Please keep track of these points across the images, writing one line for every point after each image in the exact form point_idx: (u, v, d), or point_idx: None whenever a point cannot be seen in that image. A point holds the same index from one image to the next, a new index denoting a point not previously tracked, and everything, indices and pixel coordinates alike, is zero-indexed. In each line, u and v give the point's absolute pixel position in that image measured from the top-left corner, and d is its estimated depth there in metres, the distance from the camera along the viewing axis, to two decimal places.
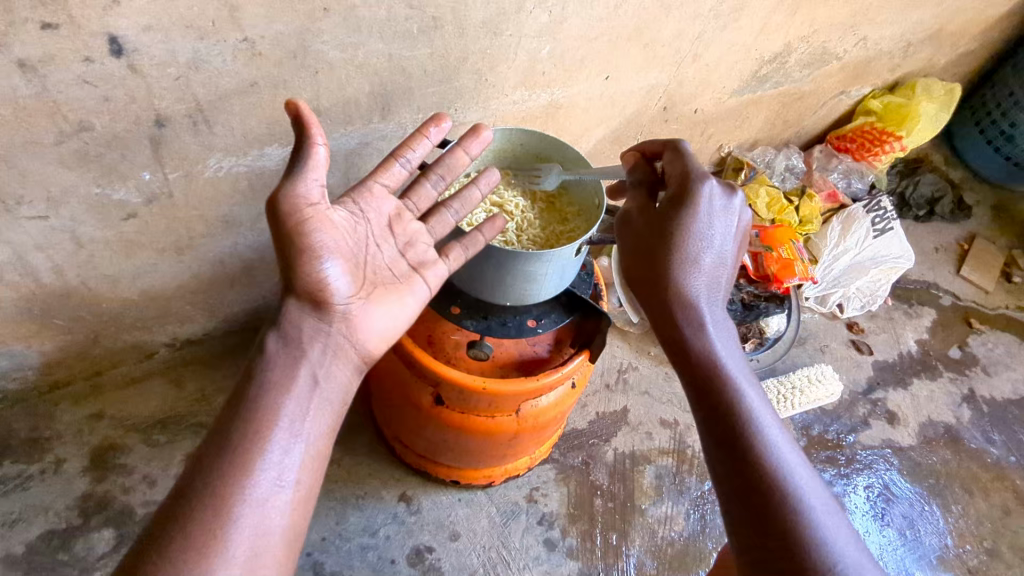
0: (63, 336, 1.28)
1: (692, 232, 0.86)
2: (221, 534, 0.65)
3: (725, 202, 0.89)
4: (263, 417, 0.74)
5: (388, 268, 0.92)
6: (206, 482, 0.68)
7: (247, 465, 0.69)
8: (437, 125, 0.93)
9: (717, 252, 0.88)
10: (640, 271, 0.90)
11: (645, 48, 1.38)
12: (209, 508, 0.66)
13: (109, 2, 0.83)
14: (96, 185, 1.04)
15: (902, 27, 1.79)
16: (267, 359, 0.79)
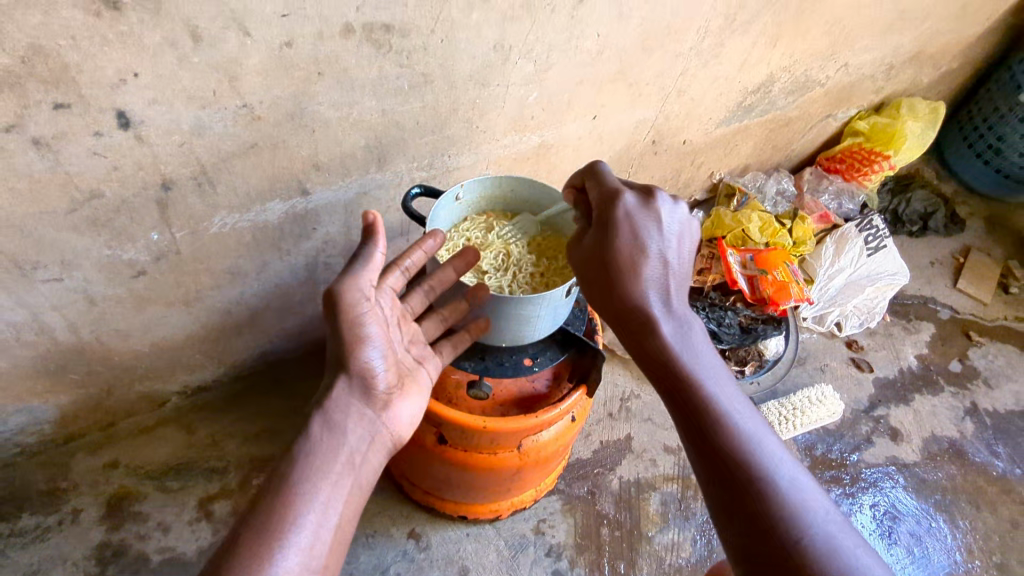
0: (77, 390, 1.33)
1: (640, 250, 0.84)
2: None
3: (652, 210, 0.86)
4: (297, 501, 0.77)
5: (405, 359, 0.98)
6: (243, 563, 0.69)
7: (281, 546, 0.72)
8: (434, 238, 0.97)
9: (661, 261, 0.84)
10: (596, 297, 0.88)
11: (629, 88, 1.44)
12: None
13: (117, 81, 0.88)
14: (106, 247, 1.09)
15: (883, 51, 1.84)
16: (307, 445, 0.82)
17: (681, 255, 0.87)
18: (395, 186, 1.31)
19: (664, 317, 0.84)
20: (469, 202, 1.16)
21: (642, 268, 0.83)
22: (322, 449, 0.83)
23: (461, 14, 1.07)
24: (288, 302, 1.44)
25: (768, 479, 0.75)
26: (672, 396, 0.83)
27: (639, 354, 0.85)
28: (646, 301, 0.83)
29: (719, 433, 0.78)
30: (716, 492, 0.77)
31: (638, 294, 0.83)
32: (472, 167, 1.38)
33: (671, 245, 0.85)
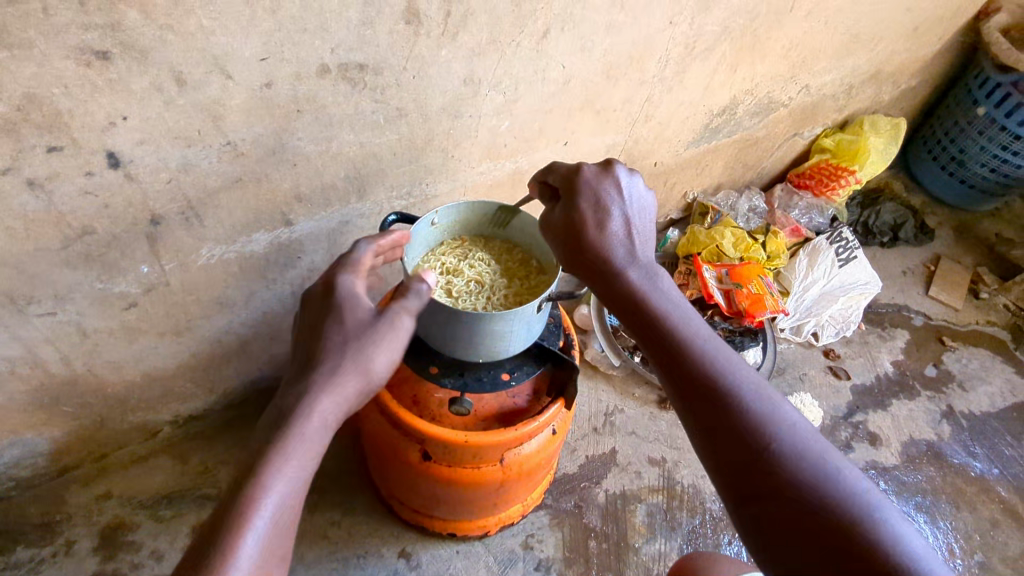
0: (71, 422, 1.36)
1: (614, 227, 0.92)
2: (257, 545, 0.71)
3: (608, 178, 0.95)
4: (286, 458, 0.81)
5: None
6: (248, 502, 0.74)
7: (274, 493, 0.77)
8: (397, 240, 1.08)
9: (626, 220, 0.93)
10: (571, 256, 0.95)
11: (598, 115, 1.51)
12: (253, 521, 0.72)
13: (106, 124, 0.94)
14: (98, 281, 1.13)
15: (841, 72, 1.93)
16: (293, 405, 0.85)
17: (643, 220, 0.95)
18: (375, 214, 1.37)
19: (632, 267, 0.91)
20: (446, 227, 1.22)
21: (609, 229, 0.92)
22: (284, 482, 0.75)
23: (431, 51, 1.14)
24: (275, 329, 1.49)
25: (742, 400, 0.80)
26: (648, 338, 0.88)
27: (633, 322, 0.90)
28: (617, 257, 0.91)
29: (692, 364, 0.84)
30: (695, 423, 0.82)
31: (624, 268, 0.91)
32: (449, 194, 1.44)
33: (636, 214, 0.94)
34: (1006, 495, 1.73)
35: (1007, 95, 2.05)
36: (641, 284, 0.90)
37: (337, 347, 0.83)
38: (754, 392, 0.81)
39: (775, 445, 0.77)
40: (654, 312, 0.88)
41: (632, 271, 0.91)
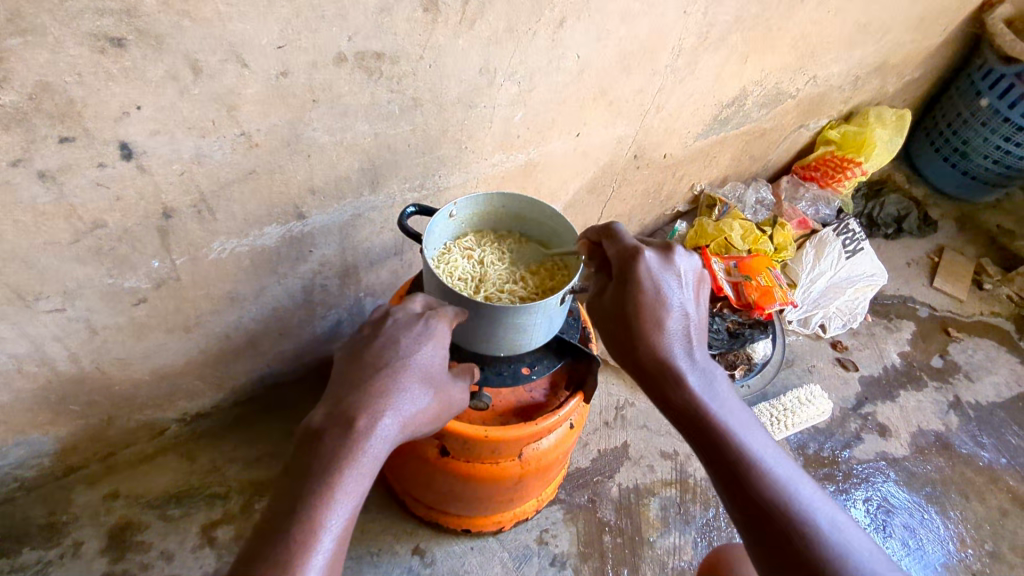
0: (78, 420, 1.33)
1: (650, 303, 0.95)
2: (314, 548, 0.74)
3: (673, 271, 0.98)
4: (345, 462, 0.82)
5: None
6: (310, 506, 0.77)
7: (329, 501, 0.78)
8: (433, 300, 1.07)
9: (675, 313, 0.96)
10: (619, 349, 0.99)
11: (610, 105, 1.50)
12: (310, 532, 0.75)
13: (120, 114, 0.92)
14: (108, 276, 1.11)
15: (847, 63, 1.94)
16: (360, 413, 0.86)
17: (699, 305, 1.01)
18: (388, 208, 1.35)
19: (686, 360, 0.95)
20: (462, 218, 1.20)
21: (654, 316, 0.95)
22: (344, 521, 0.79)
23: (448, 40, 1.12)
24: (285, 324, 1.47)
25: (765, 477, 0.85)
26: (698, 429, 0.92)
27: (665, 404, 0.94)
28: (673, 348, 0.94)
29: (720, 441, 0.88)
30: (728, 496, 0.87)
31: (658, 347, 0.94)
32: (462, 186, 1.42)
33: (680, 298, 0.97)
34: (1014, 484, 1.74)
35: (1011, 86, 2.06)
36: (698, 386, 0.93)
37: (409, 402, 0.90)
38: (776, 469, 0.86)
39: (795, 521, 0.81)
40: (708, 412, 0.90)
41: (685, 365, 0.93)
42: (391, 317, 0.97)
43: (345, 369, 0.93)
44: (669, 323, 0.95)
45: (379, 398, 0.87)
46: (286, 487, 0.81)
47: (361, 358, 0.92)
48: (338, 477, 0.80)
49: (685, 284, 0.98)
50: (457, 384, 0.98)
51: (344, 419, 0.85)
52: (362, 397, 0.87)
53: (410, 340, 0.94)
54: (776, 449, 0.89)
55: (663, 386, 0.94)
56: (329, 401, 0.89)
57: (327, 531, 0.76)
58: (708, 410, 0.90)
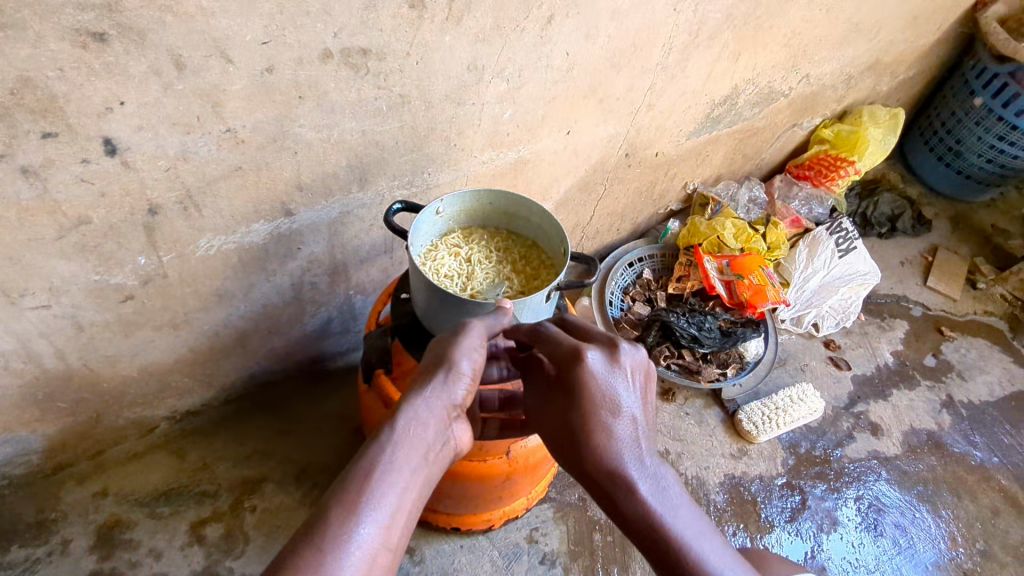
0: (66, 418, 1.33)
1: (597, 400, 0.82)
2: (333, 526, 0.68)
3: (614, 365, 0.85)
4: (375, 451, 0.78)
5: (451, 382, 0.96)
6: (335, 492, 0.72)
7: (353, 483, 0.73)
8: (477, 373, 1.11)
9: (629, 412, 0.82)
10: (567, 457, 0.84)
11: (600, 103, 1.50)
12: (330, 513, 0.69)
13: (103, 110, 0.91)
14: (94, 272, 1.11)
15: (840, 62, 1.93)
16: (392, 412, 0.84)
17: (651, 406, 0.87)
18: (377, 205, 1.35)
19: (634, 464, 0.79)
20: (450, 215, 1.20)
21: (603, 417, 0.81)
22: (389, 488, 0.73)
23: (435, 37, 1.12)
24: (275, 322, 1.46)
25: None
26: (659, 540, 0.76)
27: (620, 524, 0.77)
28: (620, 453, 0.79)
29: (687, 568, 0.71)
30: None
31: (608, 453, 0.79)
32: (451, 184, 1.42)
33: (630, 396, 0.84)
34: (1005, 482, 1.74)
35: (1004, 85, 2.04)
36: (651, 498, 0.76)
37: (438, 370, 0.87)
38: None
39: None
40: (666, 530, 0.73)
41: (636, 472, 0.78)
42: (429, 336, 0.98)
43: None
44: (618, 425, 0.81)
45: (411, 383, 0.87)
46: None
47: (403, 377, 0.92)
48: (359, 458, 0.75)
49: (636, 379, 0.86)
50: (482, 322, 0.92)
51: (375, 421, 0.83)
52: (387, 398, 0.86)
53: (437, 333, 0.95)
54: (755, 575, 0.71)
55: (609, 500, 0.78)
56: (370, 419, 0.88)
57: (366, 496, 0.71)
58: (668, 529, 0.73)
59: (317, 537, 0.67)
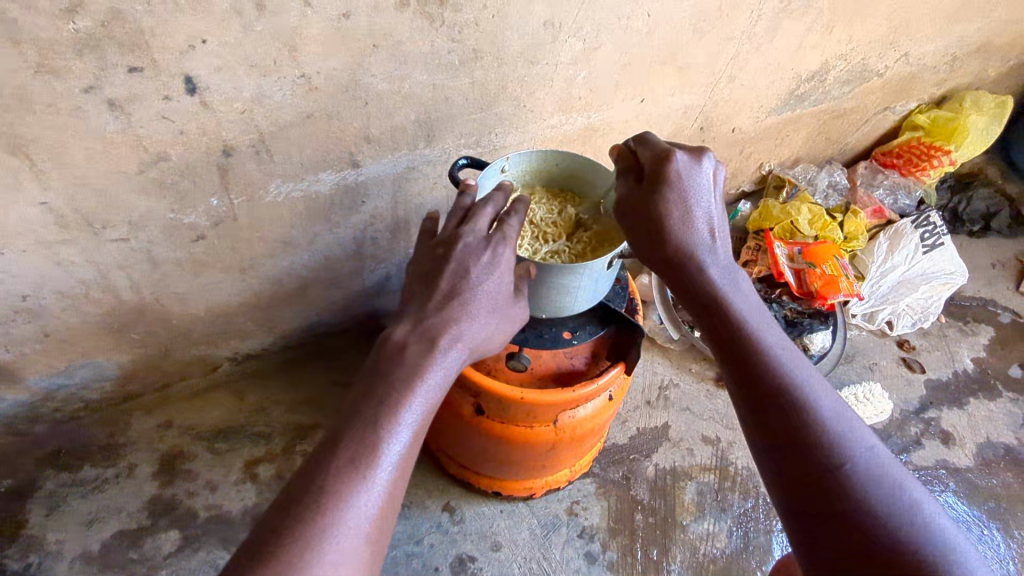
0: (137, 349, 1.40)
1: None
2: (370, 456, 0.74)
3: None
4: (411, 376, 0.81)
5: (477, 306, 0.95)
6: (370, 416, 0.77)
7: (389, 415, 0.77)
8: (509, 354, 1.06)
9: None
10: None
11: (679, 71, 1.43)
12: (366, 438, 0.75)
13: (186, 47, 0.93)
14: (170, 210, 1.14)
15: (945, 42, 1.79)
16: (425, 334, 0.85)
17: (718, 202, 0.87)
18: (442, 163, 1.34)
19: (826, 402, 0.76)
20: (515, 174, 1.17)
21: None
22: (418, 429, 0.79)
23: None
24: (335, 274, 1.49)
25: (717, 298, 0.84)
26: (669, 273, 0.87)
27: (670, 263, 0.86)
28: (697, 245, 0.85)
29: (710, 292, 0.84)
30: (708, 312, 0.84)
31: (684, 242, 0.84)
32: (519, 146, 1.40)
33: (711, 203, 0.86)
34: None
35: None
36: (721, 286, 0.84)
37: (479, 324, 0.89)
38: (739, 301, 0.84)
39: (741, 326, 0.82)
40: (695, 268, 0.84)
41: (713, 265, 0.84)
42: (462, 236, 0.90)
43: (415, 297, 0.90)
44: (696, 215, 0.84)
45: (450, 317, 0.87)
46: (363, 389, 0.81)
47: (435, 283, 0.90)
48: (399, 392, 0.79)
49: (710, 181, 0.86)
50: (524, 311, 0.97)
51: (425, 341, 0.84)
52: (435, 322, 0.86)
53: (485, 270, 0.89)
54: (742, 286, 0.85)
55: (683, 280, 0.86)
56: (410, 319, 0.87)
57: (398, 434, 0.77)
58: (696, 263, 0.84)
59: (353, 471, 0.72)
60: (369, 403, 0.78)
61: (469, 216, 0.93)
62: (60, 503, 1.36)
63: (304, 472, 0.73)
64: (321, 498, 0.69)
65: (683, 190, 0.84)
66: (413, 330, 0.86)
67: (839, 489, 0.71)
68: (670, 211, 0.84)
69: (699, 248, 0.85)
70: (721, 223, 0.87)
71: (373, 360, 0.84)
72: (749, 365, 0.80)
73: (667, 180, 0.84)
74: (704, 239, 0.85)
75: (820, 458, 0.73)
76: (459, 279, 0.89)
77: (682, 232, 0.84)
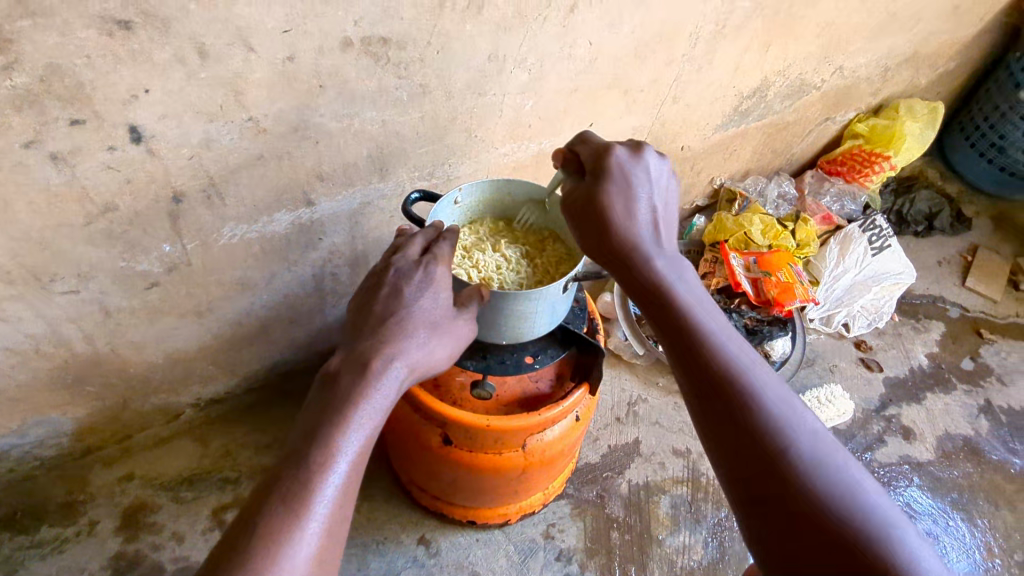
0: (94, 401, 1.36)
1: None
2: (308, 486, 0.75)
3: None
4: (349, 402, 0.83)
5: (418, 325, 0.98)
6: (308, 446, 0.79)
7: (326, 442, 0.79)
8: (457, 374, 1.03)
9: None
10: None
11: (625, 95, 1.48)
12: (304, 467, 0.76)
13: (129, 98, 0.93)
14: (121, 259, 1.13)
15: (876, 54, 1.88)
16: (362, 360, 0.88)
17: (662, 198, 0.88)
18: (397, 196, 1.35)
19: (767, 384, 0.75)
20: (468, 204, 1.19)
21: None
22: (357, 452, 0.80)
23: (455, 26, 1.12)
24: (296, 312, 1.48)
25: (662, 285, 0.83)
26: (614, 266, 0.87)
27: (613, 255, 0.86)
28: (640, 236, 0.85)
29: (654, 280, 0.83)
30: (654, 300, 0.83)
31: (628, 233, 0.85)
32: (472, 175, 1.42)
33: (654, 196, 0.87)
34: None
35: None
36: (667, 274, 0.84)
37: (416, 342, 0.91)
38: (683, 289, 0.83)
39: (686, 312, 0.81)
40: (639, 257, 0.84)
41: (657, 255, 0.84)
42: (393, 265, 0.97)
43: (354, 327, 0.95)
44: (639, 208, 0.85)
45: (384, 341, 0.90)
46: (303, 423, 0.83)
47: (369, 310, 0.95)
48: (337, 419, 0.81)
49: (656, 179, 0.88)
50: (469, 325, 0.98)
51: (360, 365, 0.87)
52: (372, 347, 0.89)
53: (415, 291, 0.94)
54: (687, 275, 0.85)
55: (627, 271, 0.85)
56: (345, 350, 0.91)
57: (336, 459, 0.78)
58: (640, 252, 0.84)
59: (292, 502, 0.73)
60: (309, 433, 0.80)
61: (399, 248, 1.00)
62: (18, 567, 1.31)
63: (246, 510, 0.74)
64: (259, 530, 0.70)
65: (627, 181, 0.86)
66: (349, 359, 0.89)
67: (785, 471, 0.70)
68: (613, 204, 0.85)
69: (643, 238, 0.85)
70: (665, 217, 0.88)
71: (313, 393, 0.87)
72: (696, 348, 0.79)
73: (608, 173, 0.85)
74: (648, 231, 0.86)
75: (768, 442, 0.71)
76: (392, 302, 0.94)
77: (628, 223, 0.85)
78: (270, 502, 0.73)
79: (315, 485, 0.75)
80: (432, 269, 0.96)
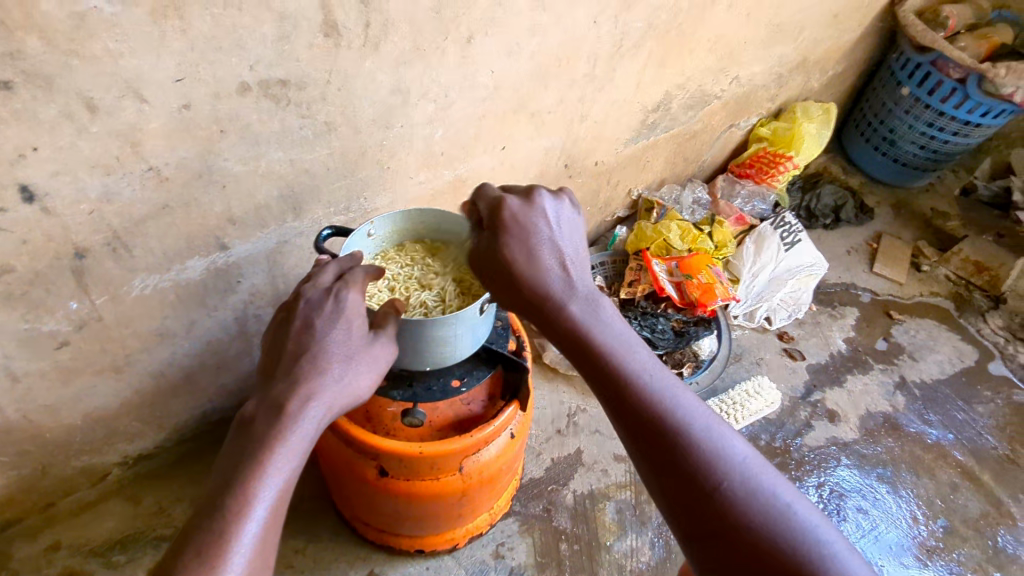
0: (9, 471, 1.30)
1: None
2: (223, 535, 0.73)
3: None
4: (266, 446, 0.82)
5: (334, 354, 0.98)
6: (223, 495, 0.77)
7: (241, 489, 0.77)
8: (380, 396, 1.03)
9: None
10: None
11: (532, 118, 1.53)
12: (218, 517, 0.75)
13: (16, 157, 0.91)
14: (23, 321, 1.09)
15: (769, 62, 2.00)
16: (276, 401, 0.87)
17: (573, 237, 0.87)
18: (314, 233, 1.35)
19: (689, 411, 0.75)
20: (382, 237, 1.20)
21: None
22: (275, 494, 0.79)
23: (354, 64, 1.14)
24: (222, 357, 1.45)
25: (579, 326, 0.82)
26: (528, 313, 0.86)
27: (525, 301, 0.85)
28: (548, 279, 0.84)
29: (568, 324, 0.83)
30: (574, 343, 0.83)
31: (533, 278, 0.83)
32: (389, 206, 1.43)
33: (559, 235, 0.86)
34: (963, 458, 1.77)
35: (928, 74, 2.14)
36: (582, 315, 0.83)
37: (332, 377, 0.92)
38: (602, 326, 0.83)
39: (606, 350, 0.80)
40: (550, 302, 0.83)
41: (568, 296, 0.83)
42: (303, 296, 0.98)
43: (273, 371, 0.94)
44: (542, 252, 0.84)
45: (299, 380, 0.90)
46: (220, 473, 0.82)
47: (286, 350, 0.95)
48: (254, 464, 0.80)
49: (559, 222, 0.86)
50: (388, 347, 0.98)
51: (276, 407, 0.87)
52: (288, 387, 0.89)
53: (327, 317, 0.96)
54: (603, 309, 0.84)
55: (543, 317, 0.84)
56: (261, 394, 0.90)
57: (254, 505, 0.77)
58: (551, 296, 0.83)
59: (206, 555, 0.71)
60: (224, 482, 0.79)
61: (312, 277, 1.01)
62: None
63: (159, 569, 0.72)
64: None
65: (523, 228, 0.84)
66: (263, 403, 0.88)
67: (719, 506, 0.69)
68: (512, 253, 0.84)
69: (553, 281, 0.84)
70: (575, 254, 0.87)
71: (229, 441, 0.86)
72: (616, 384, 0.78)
73: (503, 225, 0.84)
74: (558, 272, 0.84)
75: (695, 477, 0.71)
76: (306, 335, 0.95)
77: (529, 268, 0.84)
78: (183, 557, 0.71)
79: (230, 534, 0.73)
80: (346, 295, 0.97)
